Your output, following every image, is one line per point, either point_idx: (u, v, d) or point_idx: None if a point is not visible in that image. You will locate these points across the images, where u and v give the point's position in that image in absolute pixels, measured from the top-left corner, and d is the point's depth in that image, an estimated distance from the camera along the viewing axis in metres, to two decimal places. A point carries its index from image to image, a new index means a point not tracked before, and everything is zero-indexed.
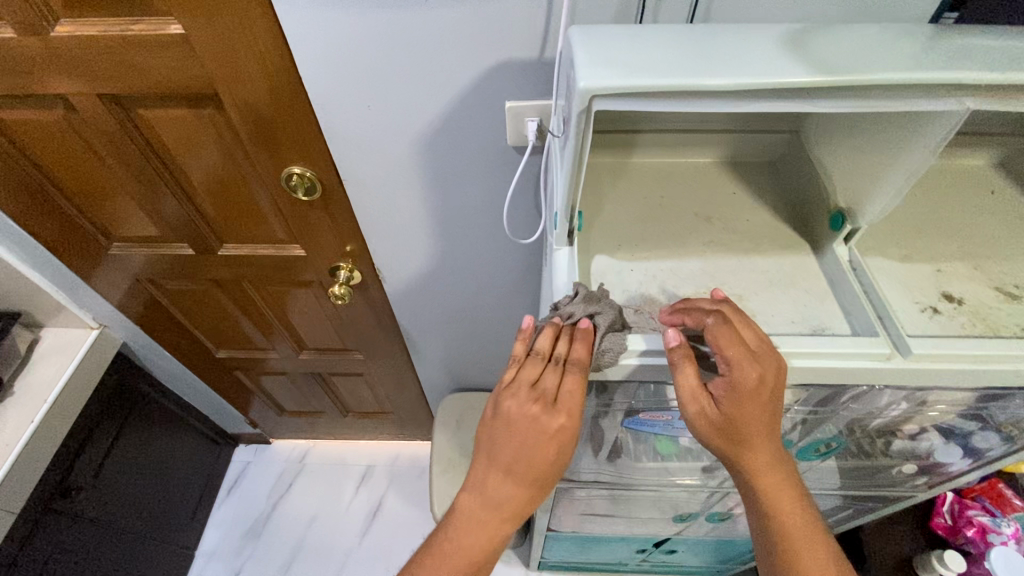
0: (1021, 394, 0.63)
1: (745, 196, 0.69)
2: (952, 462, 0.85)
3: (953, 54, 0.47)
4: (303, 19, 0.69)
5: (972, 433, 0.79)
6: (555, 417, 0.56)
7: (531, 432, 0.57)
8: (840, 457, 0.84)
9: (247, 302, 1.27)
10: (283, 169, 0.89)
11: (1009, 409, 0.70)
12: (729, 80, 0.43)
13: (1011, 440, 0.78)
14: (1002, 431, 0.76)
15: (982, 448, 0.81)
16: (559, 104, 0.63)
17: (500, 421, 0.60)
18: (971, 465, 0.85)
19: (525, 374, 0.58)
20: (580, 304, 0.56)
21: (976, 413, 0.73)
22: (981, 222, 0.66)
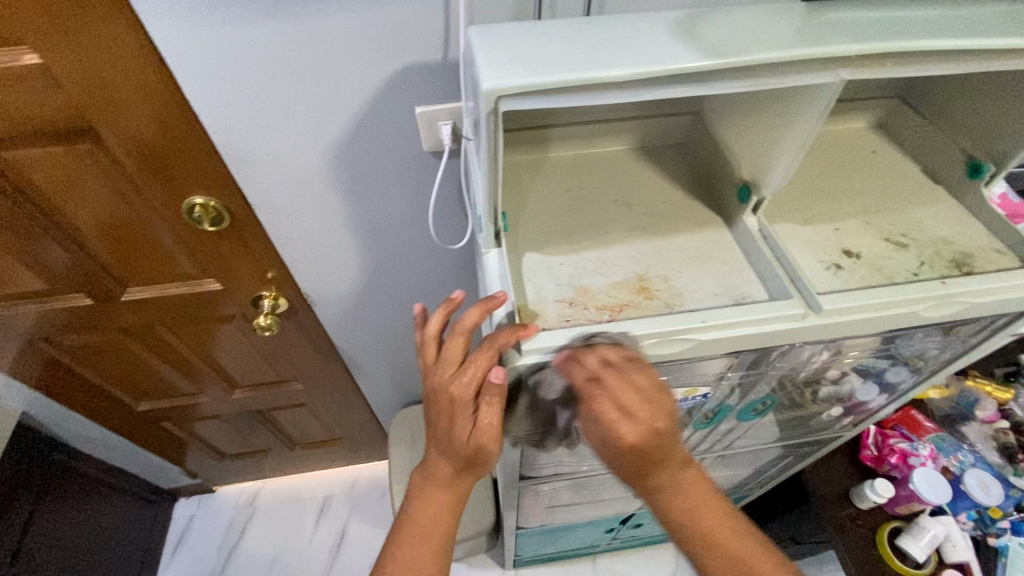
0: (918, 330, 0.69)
1: (660, 178, 0.72)
2: (871, 399, 0.93)
3: (822, 29, 0.51)
4: (180, 38, 0.64)
5: (885, 370, 0.86)
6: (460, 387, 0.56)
7: (445, 401, 0.58)
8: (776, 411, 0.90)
9: (164, 347, 1.17)
10: (183, 200, 0.82)
11: (912, 343, 0.78)
12: (630, 70, 0.44)
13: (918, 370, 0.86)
14: (909, 364, 0.84)
15: (896, 382, 0.89)
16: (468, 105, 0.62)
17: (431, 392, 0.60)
18: (886, 400, 0.93)
19: (450, 351, 0.59)
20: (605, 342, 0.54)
21: (886, 352, 0.80)
22: (867, 180, 0.72)
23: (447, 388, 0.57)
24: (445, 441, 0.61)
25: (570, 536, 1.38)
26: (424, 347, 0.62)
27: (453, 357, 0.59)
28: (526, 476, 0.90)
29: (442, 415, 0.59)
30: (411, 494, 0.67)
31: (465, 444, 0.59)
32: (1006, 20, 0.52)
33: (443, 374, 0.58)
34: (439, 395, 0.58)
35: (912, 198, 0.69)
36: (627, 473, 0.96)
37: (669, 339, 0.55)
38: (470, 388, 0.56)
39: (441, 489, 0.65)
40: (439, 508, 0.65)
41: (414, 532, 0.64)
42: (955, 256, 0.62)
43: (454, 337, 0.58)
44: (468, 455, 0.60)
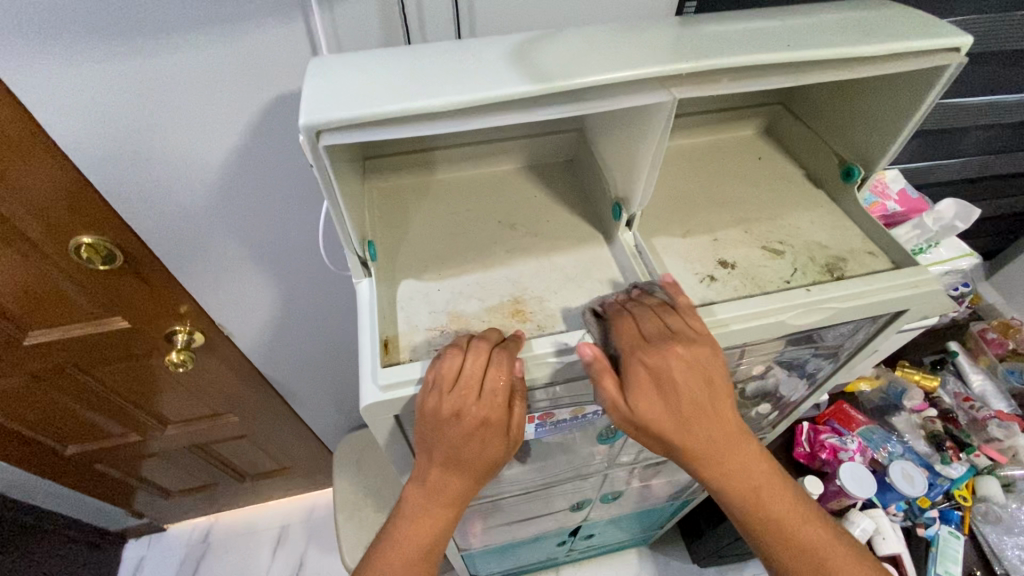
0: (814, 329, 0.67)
1: (546, 196, 0.72)
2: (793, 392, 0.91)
3: (661, 47, 0.51)
4: (31, 78, 0.61)
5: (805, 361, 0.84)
6: (491, 405, 0.51)
7: (468, 423, 0.51)
8: None
9: (82, 389, 1.13)
10: (69, 242, 0.79)
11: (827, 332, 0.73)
12: (452, 100, 0.44)
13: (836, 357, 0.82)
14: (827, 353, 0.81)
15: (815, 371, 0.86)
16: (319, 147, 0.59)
17: (443, 421, 0.51)
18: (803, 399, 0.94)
19: (468, 371, 0.50)
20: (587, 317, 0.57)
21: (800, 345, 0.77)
22: (751, 187, 0.72)
23: (476, 409, 0.51)
24: (459, 463, 0.54)
25: (523, 552, 1.36)
26: (442, 377, 0.50)
27: (470, 381, 0.50)
28: None
29: (461, 437, 0.52)
30: (402, 509, 0.59)
31: (491, 457, 0.55)
32: (840, 32, 0.53)
33: (468, 403, 0.50)
34: (463, 421, 0.51)
35: (792, 203, 0.70)
36: (557, 490, 0.95)
37: (533, 363, 0.55)
38: (504, 405, 0.52)
39: (447, 507, 0.58)
40: (439, 527, 0.59)
41: (414, 549, 0.59)
42: (828, 261, 0.63)
43: (477, 357, 0.51)
44: (486, 467, 0.56)
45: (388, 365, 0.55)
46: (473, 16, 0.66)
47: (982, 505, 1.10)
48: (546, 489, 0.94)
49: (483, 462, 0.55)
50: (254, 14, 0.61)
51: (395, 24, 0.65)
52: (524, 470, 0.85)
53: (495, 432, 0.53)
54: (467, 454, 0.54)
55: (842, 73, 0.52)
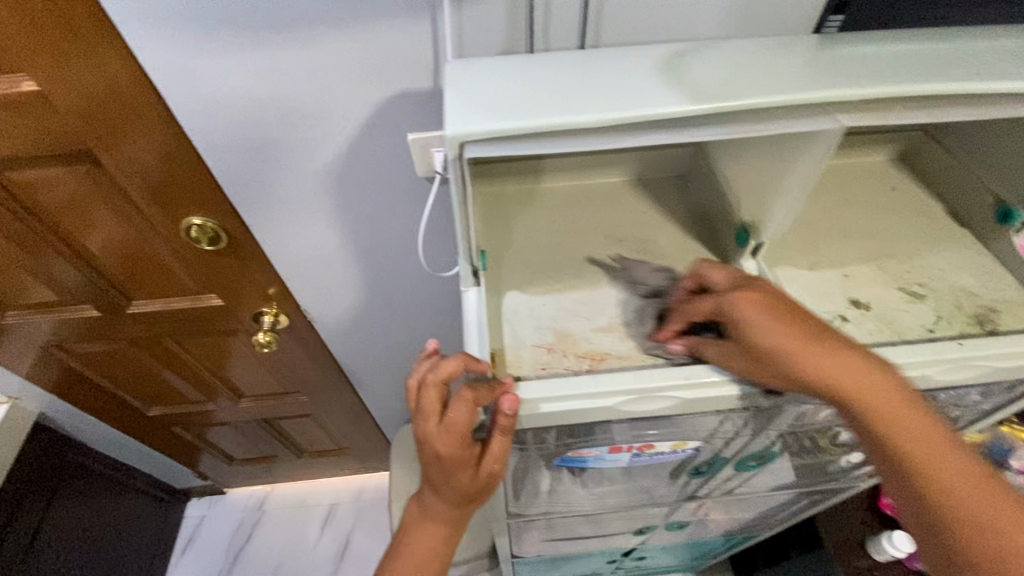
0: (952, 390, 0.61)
1: (656, 213, 0.68)
2: None
3: (824, 68, 0.47)
4: (170, 65, 0.64)
5: None
6: (447, 440, 0.53)
7: (430, 449, 0.54)
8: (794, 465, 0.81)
9: (170, 358, 1.19)
10: (181, 221, 0.83)
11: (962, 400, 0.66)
12: (602, 116, 0.41)
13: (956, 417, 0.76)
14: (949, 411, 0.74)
15: None
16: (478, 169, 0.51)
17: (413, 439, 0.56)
18: None
19: (429, 399, 0.53)
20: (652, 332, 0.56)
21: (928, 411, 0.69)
22: (884, 220, 0.66)
23: (437, 440, 0.53)
24: (441, 486, 0.60)
25: (571, 566, 1.34)
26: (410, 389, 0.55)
27: (432, 406, 0.53)
28: (516, 514, 0.87)
29: (431, 460, 0.56)
30: (408, 520, 0.69)
31: (467, 487, 0.57)
32: None
33: (426, 430, 0.53)
34: (424, 445, 0.54)
35: (933, 242, 0.64)
36: (626, 513, 0.92)
37: (649, 395, 0.51)
38: (459, 441, 0.53)
39: (441, 522, 0.66)
40: (436, 538, 0.67)
41: (418, 561, 0.67)
42: (977, 312, 0.57)
43: (432, 385, 0.52)
44: (469, 492, 0.59)
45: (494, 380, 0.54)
46: (601, 23, 0.63)
47: None
48: (614, 513, 0.91)
49: (459, 488, 0.58)
50: (382, 12, 0.61)
51: (520, 31, 0.63)
52: (599, 490, 0.82)
53: (462, 464, 0.55)
54: (442, 479, 0.58)
55: None
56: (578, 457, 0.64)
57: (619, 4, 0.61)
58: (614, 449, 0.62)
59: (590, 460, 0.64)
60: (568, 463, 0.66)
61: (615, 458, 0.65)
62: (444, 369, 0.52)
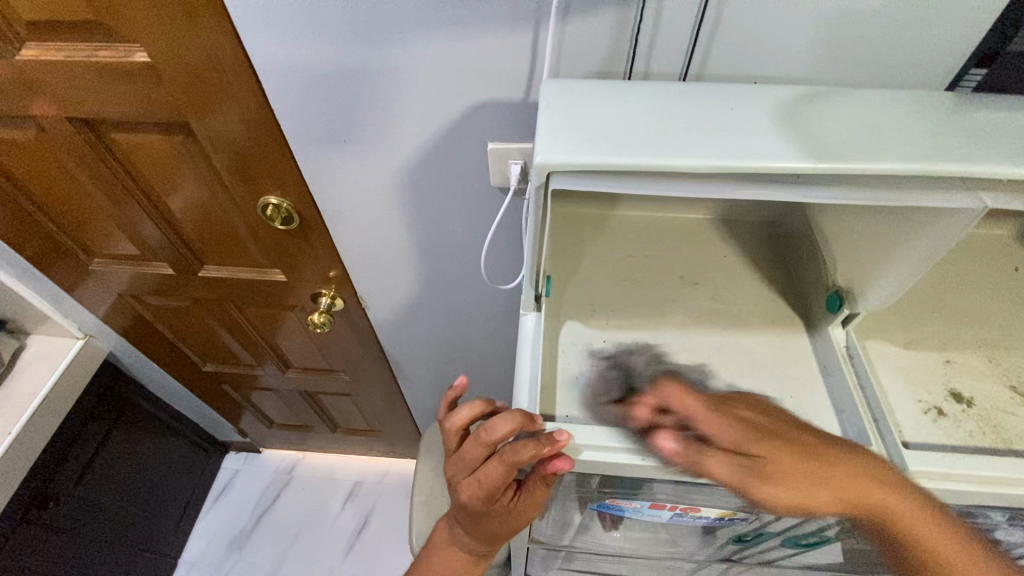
0: None
1: (738, 260, 0.64)
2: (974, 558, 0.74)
3: (963, 136, 0.41)
4: (272, 52, 0.66)
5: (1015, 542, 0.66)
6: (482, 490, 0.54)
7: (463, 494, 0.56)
8: (846, 555, 0.73)
9: (231, 321, 1.24)
10: (259, 199, 0.85)
11: None
12: (708, 162, 0.38)
13: None
14: None
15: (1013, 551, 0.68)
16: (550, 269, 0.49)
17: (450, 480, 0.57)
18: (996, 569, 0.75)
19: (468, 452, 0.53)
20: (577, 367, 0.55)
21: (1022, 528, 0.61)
22: (1001, 304, 0.59)
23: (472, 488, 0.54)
24: (474, 521, 0.62)
25: None
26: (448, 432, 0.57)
27: (471, 456, 0.53)
28: (539, 542, 0.84)
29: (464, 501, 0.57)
30: (440, 540, 0.73)
31: (499, 525, 0.60)
32: None
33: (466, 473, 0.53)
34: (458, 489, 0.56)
35: None
36: (652, 562, 0.87)
37: None
38: (496, 490, 0.53)
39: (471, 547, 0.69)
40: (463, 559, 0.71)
41: None
42: None
43: (475, 441, 0.52)
44: (500, 530, 0.61)
45: (543, 415, 0.52)
46: (708, 56, 0.59)
47: None
48: (639, 560, 0.86)
49: (493, 525, 0.60)
50: (482, 19, 0.60)
51: (621, 54, 0.60)
52: (628, 535, 0.78)
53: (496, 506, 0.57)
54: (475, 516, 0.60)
55: None
56: (614, 504, 0.61)
57: (732, 35, 0.57)
58: (655, 505, 0.58)
59: (627, 510, 0.61)
60: (604, 508, 0.63)
61: (654, 513, 0.61)
62: (495, 430, 0.49)
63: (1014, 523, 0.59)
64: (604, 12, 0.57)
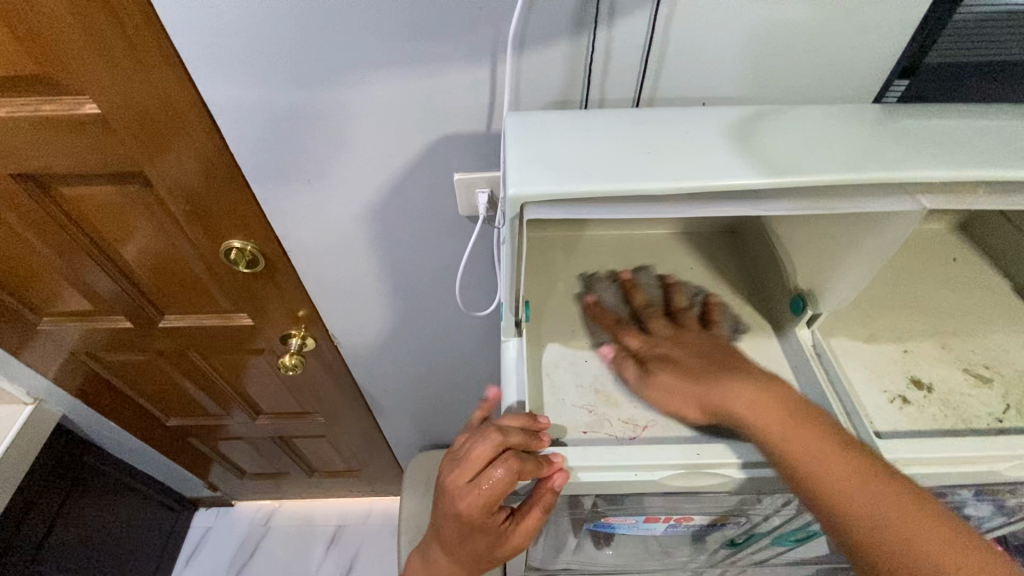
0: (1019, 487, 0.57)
1: (703, 271, 0.67)
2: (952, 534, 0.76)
3: (897, 144, 0.45)
4: (228, 98, 0.65)
5: (984, 516, 0.70)
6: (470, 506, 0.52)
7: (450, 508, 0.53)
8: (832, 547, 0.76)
9: (195, 371, 1.19)
10: (222, 243, 0.83)
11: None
12: (672, 183, 0.40)
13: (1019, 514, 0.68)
14: (1014, 510, 0.67)
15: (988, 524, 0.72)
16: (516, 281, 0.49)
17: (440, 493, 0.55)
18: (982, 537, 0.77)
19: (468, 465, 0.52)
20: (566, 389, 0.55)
21: (989, 503, 0.64)
22: (946, 293, 0.63)
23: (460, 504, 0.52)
24: (455, 546, 0.59)
25: None
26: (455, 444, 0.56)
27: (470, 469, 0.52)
28: (536, 569, 0.83)
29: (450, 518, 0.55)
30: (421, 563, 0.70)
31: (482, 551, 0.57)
32: None
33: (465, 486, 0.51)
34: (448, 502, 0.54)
35: (1001, 321, 0.61)
36: None
37: (700, 472, 0.49)
38: (486, 508, 0.51)
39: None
40: None
41: None
42: None
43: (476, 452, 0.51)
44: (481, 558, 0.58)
45: None
46: (657, 82, 0.63)
47: None
48: None
49: (475, 550, 0.58)
50: (441, 57, 0.61)
51: (577, 84, 0.63)
52: (623, 552, 0.78)
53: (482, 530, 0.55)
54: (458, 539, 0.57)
55: None
56: (609, 522, 0.61)
57: (679, 60, 0.61)
58: (649, 519, 0.59)
59: (623, 527, 0.61)
60: (600, 527, 0.63)
61: (649, 527, 0.62)
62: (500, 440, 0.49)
63: (980, 499, 0.62)
64: (558, 45, 0.60)
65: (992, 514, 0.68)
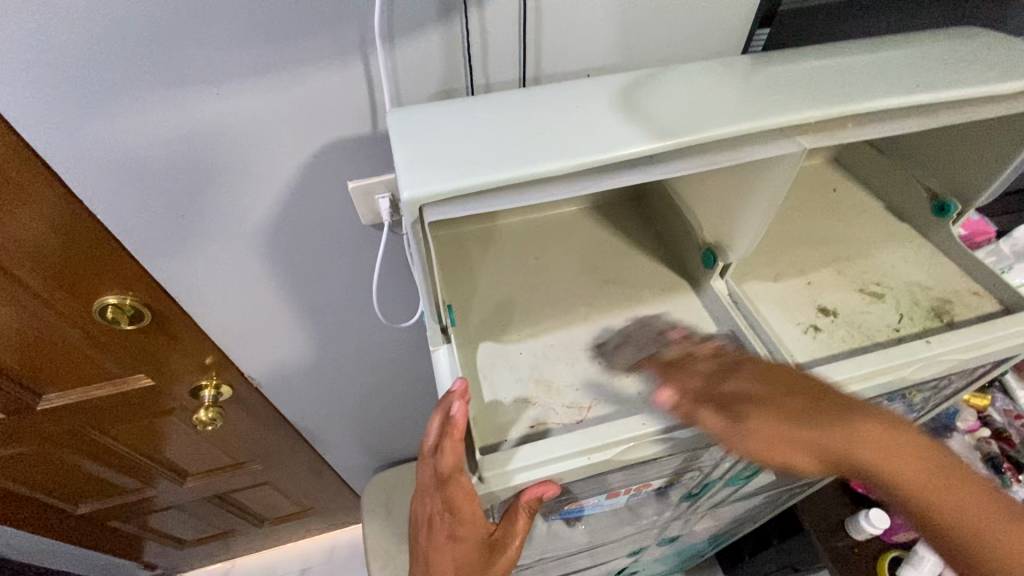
0: (920, 386, 0.63)
1: (618, 241, 0.67)
2: None
3: (771, 89, 0.47)
4: (61, 140, 0.56)
5: (892, 415, 0.77)
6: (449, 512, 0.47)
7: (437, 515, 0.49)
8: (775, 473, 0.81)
9: (97, 449, 1.05)
10: (94, 302, 0.73)
11: (929, 391, 0.68)
12: (570, 161, 0.39)
13: (918, 407, 0.77)
14: (917, 404, 0.75)
15: (895, 420, 0.80)
16: (432, 286, 0.46)
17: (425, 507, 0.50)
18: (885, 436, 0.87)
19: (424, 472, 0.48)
20: (501, 392, 0.53)
21: (898, 404, 0.71)
22: (831, 221, 0.68)
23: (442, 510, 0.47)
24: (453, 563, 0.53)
25: None
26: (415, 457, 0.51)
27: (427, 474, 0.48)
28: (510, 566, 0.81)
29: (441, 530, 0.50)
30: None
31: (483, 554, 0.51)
32: (947, 65, 0.50)
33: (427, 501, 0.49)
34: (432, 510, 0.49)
35: (881, 239, 0.66)
36: (622, 540, 0.89)
37: (647, 441, 0.49)
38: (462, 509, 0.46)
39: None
40: None
41: None
42: (933, 305, 0.59)
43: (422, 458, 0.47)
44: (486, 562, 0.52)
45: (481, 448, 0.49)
46: (540, 58, 0.62)
47: None
48: (608, 544, 0.88)
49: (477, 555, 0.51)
50: (306, 59, 0.56)
51: (458, 72, 0.61)
52: (593, 528, 0.78)
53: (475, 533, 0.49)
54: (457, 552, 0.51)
55: (970, 113, 0.47)
56: (573, 506, 0.61)
57: (556, 31, 0.60)
58: (610, 494, 0.60)
59: (586, 508, 0.62)
60: (565, 514, 0.63)
61: (612, 501, 0.63)
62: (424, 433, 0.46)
63: (893, 402, 0.69)
64: (431, 32, 0.57)
65: (901, 412, 0.75)
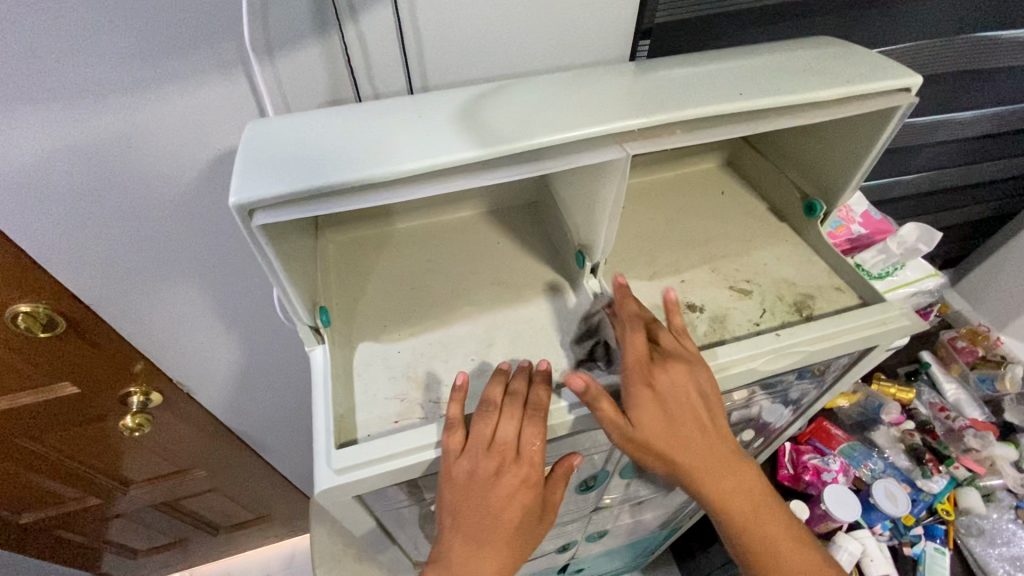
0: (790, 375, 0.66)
1: (510, 243, 0.70)
2: (776, 419, 0.86)
3: (609, 98, 0.50)
4: None
5: (791, 386, 0.75)
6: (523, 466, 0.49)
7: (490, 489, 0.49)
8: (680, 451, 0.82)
9: (32, 458, 1.05)
10: (3, 312, 0.72)
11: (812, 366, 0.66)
12: (396, 170, 0.42)
13: (821, 378, 0.75)
14: (815, 375, 0.73)
15: (800, 396, 0.80)
16: (287, 286, 0.48)
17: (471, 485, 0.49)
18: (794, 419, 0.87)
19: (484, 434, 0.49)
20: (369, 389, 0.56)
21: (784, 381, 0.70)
22: (713, 221, 0.72)
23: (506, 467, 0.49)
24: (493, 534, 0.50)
25: None
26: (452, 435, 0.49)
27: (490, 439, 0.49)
28: None
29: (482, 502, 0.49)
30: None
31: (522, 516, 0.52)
32: (786, 72, 0.53)
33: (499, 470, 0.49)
34: (497, 476, 0.49)
35: (757, 237, 0.70)
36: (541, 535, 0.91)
37: None
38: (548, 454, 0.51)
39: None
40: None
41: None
42: (796, 299, 0.62)
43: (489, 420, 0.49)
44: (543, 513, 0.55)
45: (344, 443, 0.51)
46: (423, 67, 0.65)
47: (964, 517, 1.10)
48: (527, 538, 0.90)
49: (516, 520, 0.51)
50: (188, 73, 0.58)
51: (343, 83, 0.64)
52: None
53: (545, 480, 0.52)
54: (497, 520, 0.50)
55: (798, 118, 0.51)
56: None
57: (436, 43, 0.63)
58: None
59: None
60: None
61: None
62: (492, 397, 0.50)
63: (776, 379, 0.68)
64: (308, 44, 0.60)
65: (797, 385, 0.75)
